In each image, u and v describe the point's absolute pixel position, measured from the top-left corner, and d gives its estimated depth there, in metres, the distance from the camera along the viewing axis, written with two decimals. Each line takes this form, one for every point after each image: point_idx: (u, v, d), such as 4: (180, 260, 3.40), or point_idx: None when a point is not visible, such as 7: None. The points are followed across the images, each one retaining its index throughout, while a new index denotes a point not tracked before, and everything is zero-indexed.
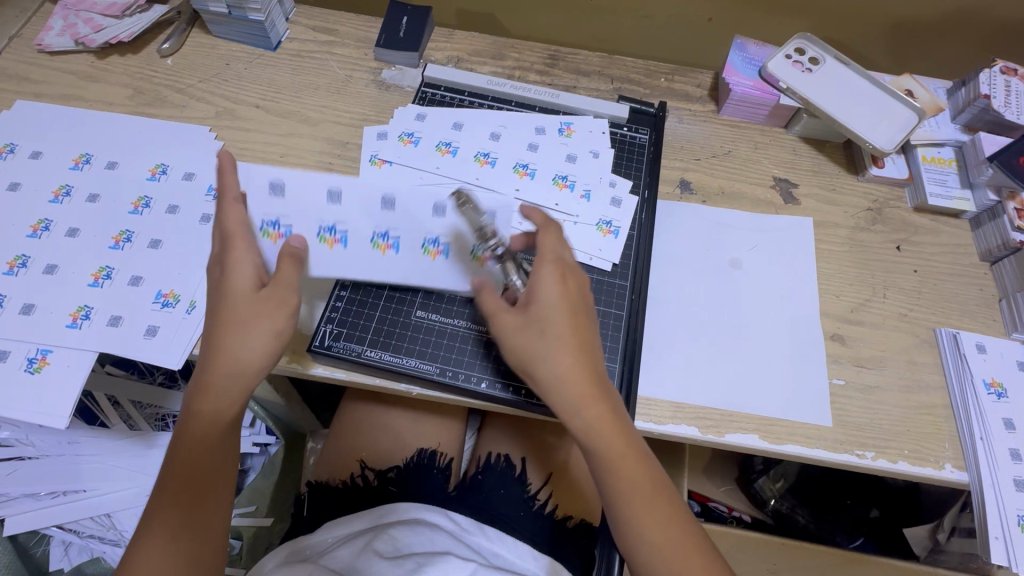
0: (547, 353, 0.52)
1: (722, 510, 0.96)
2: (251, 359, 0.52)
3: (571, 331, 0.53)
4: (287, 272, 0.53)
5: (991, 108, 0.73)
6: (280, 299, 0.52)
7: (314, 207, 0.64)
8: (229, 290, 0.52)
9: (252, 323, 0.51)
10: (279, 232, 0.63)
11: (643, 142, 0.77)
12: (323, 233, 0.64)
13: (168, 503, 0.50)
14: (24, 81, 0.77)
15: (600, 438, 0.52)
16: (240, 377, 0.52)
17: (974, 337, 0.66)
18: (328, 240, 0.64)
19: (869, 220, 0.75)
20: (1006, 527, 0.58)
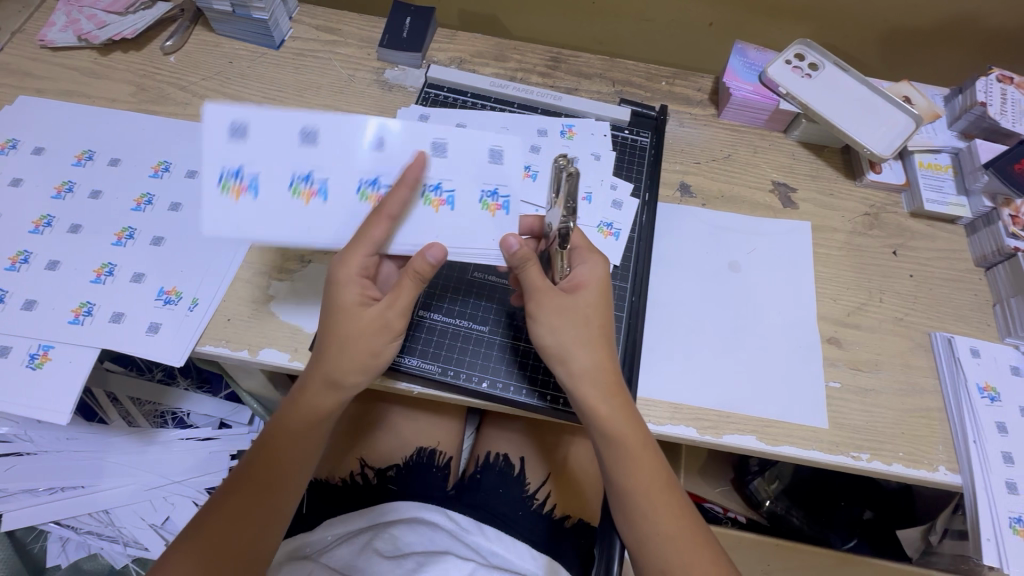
0: (574, 346, 0.54)
1: (716, 510, 0.97)
2: (347, 376, 0.54)
3: (594, 326, 0.55)
4: (402, 302, 0.53)
5: (987, 115, 0.74)
6: (388, 324, 0.54)
7: (284, 146, 0.53)
8: (342, 301, 0.53)
9: (352, 340, 0.53)
10: (242, 185, 0.52)
11: (645, 145, 0.78)
12: (296, 183, 0.53)
13: (239, 489, 0.54)
14: (26, 76, 0.77)
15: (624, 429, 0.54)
16: (333, 392, 0.55)
17: (968, 342, 0.67)
18: (303, 193, 0.53)
19: (866, 225, 0.76)
20: (998, 530, 0.59)
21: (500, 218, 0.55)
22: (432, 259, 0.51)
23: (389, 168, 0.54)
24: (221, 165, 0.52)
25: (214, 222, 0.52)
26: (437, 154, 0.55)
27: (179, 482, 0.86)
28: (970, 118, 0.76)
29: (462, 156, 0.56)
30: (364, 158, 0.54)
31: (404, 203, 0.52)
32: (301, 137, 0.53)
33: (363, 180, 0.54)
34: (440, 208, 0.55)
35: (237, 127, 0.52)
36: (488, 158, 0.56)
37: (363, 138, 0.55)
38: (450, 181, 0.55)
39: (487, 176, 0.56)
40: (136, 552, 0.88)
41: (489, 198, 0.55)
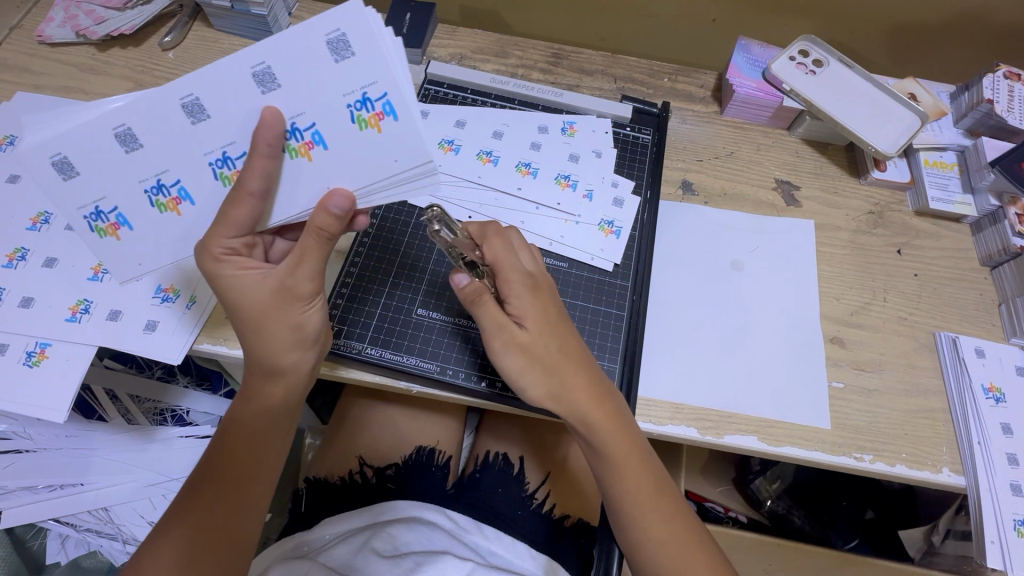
0: (543, 374, 0.53)
1: (718, 510, 0.95)
2: (280, 355, 0.54)
3: (561, 347, 0.54)
4: (305, 267, 0.51)
5: (993, 112, 0.73)
6: (296, 290, 0.51)
7: (118, 165, 0.50)
8: (231, 282, 0.51)
9: (271, 320, 0.52)
10: (113, 223, 0.53)
11: (646, 142, 0.77)
12: (156, 197, 0.52)
13: (213, 485, 0.54)
14: (24, 72, 0.76)
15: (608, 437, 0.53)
16: (278, 378, 0.55)
17: (973, 342, 0.66)
18: (169, 203, 0.53)
19: (871, 224, 0.75)
20: (1003, 532, 0.59)
21: (387, 126, 0.49)
22: (336, 211, 0.48)
23: (232, 134, 0.50)
24: (141, 185, 0.51)
25: (123, 264, 0.56)
26: (269, 88, 0.48)
27: (179, 479, 0.86)
28: (977, 115, 0.75)
29: (296, 79, 0.47)
30: (198, 134, 0.50)
31: (265, 174, 0.48)
32: (120, 145, 0.50)
33: (213, 163, 0.51)
34: (314, 151, 0.50)
35: (121, 134, 0.49)
36: (329, 55, 0.47)
37: (179, 110, 0.48)
38: (304, 114, 0.48)
39: (342, 84, 0.48)
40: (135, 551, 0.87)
41: (362, 111, 0.49)
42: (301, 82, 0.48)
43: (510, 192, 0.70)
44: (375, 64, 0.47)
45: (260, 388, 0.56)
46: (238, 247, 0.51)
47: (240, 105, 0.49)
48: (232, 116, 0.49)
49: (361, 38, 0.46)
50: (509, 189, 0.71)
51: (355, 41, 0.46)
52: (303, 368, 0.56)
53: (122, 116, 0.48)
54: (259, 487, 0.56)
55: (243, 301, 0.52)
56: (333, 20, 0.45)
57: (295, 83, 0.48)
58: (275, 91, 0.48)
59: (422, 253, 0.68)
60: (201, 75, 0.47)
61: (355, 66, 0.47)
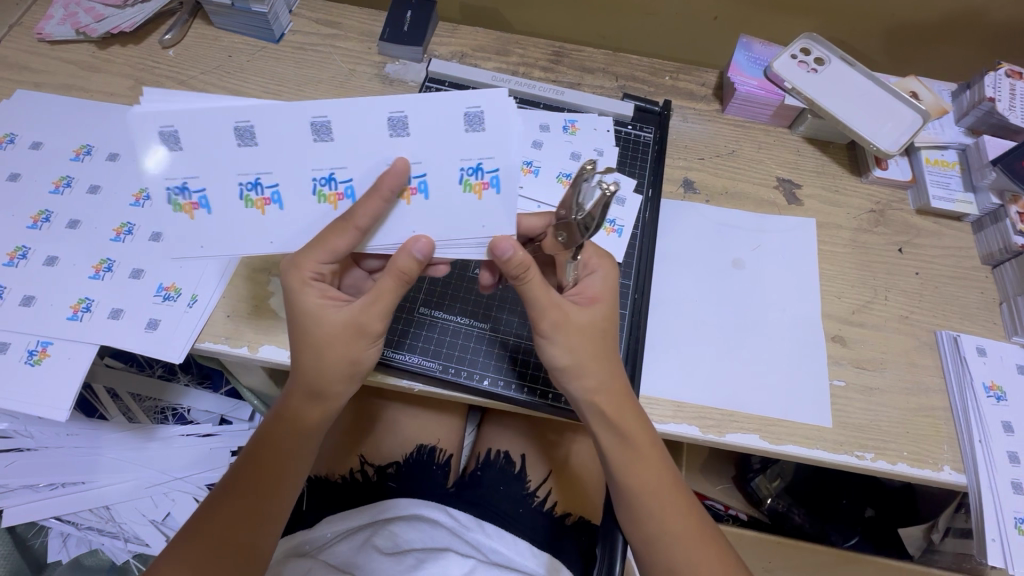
0: (590, 362, 0.52)
1: (718, 508, 0.97)
2: (323, 380, 0.52)
3: (606, 339, 0.54)
4: (380, 307, 0.51)
5: (995, 111, 0.74)
6: (366, 326, 0.51)
7: (218, 149, 0.47)
8: (312, 307, 0.51)
9: (328, 348, 0.51)
10: (193, 203, 0.49)
11: (648, 140, 0.77)
12: (246, 193, 0.49)
13: (237, 492, 0.53)
14: (24, 70, 0.76)
15: (633, 438, 0.54)
16: (319, 403, 0.54)
17: (974, 341, 0.66)
18: (256, 202, 0.49)
19: (872, 222, 0.75)
20: (1003, 531, 0.59)
21: (491, 198, 0.48)
22: (419, 256, 0.50)
23: (345, 161, 0.48)
24: (237, 179, 0.48)
25: (180, 242, 0.50)
26: (396, 134, 0.47)
27: (183, 478, 0.87)
28: (978, 114, 0.75)
29: (429, 133, 0.46)
30: (312, 153, 0.48)
31: (376, 216, 0.47)
32: (234, 136, 0.47)
33: (245, 183, 0.48)
34: (413, 198, 0.49)
35: (240, 127, 0.46)
36: (463, 123, 0.46)
37: (306, 126, 0.47)
38: (420, 164, 0.48)
39: (464, 150, 0.47)
40: (137, 548, 0.89)
41: (472, 177, 0.48)
42: (428, 138, 0.47)
43: None
44: (505, 144, 0.47)
45: (300, 409, 0.54)
46: (326, 273, 0.52)
47: (361, 140, 0.47)
48: (352, 150, 0.47)
49: (504, 122, 0.46)
50: None
51: (494, 121, 0.46)
52: (344, 397, 0.55)
53: (249, 111, 0.46)
54: (283, 504, 0.55)
55: (305, 323, 0.52)
56: (486, 95, 0.45)
57: (423, 136, 0.47)
58: (399, 139, 0.47)
59: None
60: (346, 102, 0.46)
61: (483, 140, 0.47)
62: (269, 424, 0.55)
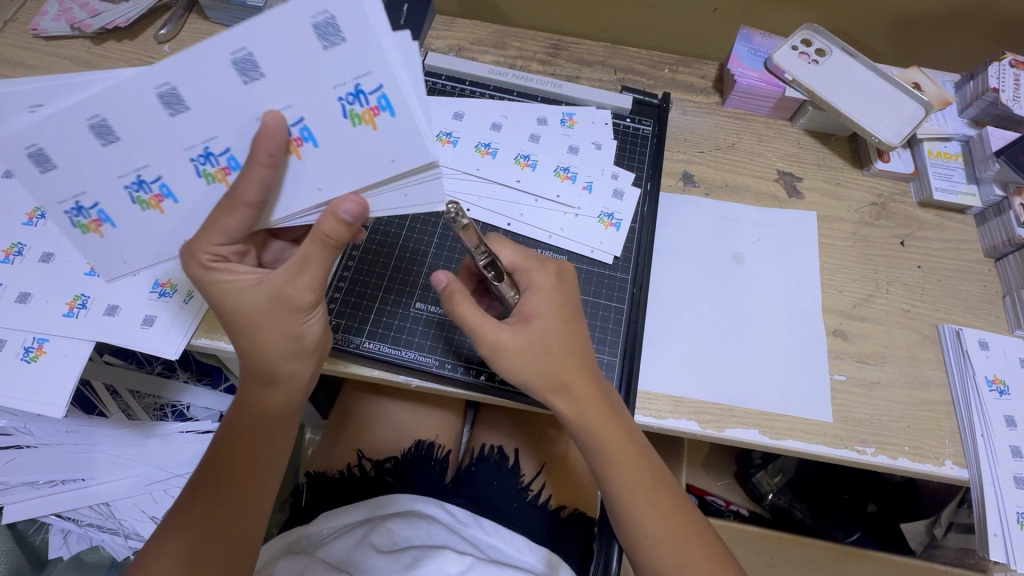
0: (545, 373, 0.52)
1: (718, 505, 0.98)
2: (277, 364, 0.52)
3: (558, 348, 0.53)
4: (305, 276, 0.48)
5: (999, 102, 0.72)
6: (293, 299, 0.49)
7: (91, 158, 0.44)
8: (224, 289, 0.49)
9: (265, 335, 0.50)
10: (95, 220, 0.47)
11: (647, 133, 0.77)
12: (136, 193, 0.46)
13: (208, 488, 0.53)
14: (19, 66, 0.76)
15: (604, 438, 0.53)
16: (278, 387, 0.54)
17: (977, 334, 0.66)
18: (150, 201, 0.47)
19: (874, 215, 0.74)
20: (1005, 525, 0.59)
21: (384, 124, 0.44)
22: (346, 217, 0.46)
23: (212, 126, 0.44)
24: (121, 181, 0.45)
25: (105, 261, 0.50)
26: (251, 78, 0.42)
27: (181, 475, 0.86)
28: (982, 105, 0.74)
29: (286, 68, 0.42)
30: (177, 128, 0.43)
31: (264, 185, 0.44)
32: (94, 136, 0.43)
33: (129, 185, 0.46)
34: (302, 148, 0.45)
35: (95, 125, 0.43)
36: (317, 41, 0.41)
37: (155, 101, 0.42)
38: (292, 108, 0.43)
39: (331, 75, 0.42)
40: (137, 545, 0.89)
41: (355, 105, 0.43)
42: (290, 74, 0.42)
43: (508, 185, 0.70)
44: (369, 51, 0.42)
45: (259, 400, 0.54)
46: (226, 254, 0.49)
47: (219, 94, 0.42)
48: (213, 108, 0.43)
49: (354, 23, 0.41)
50: (508, 181, 0.70)
51: (345, 24, 0.41)
52: (302, 375, 0.54)
53: (96, 105, 0.42)
54: (260, 493, 0.55)
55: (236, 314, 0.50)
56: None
57: (279, 70, 0.42)
58: (257, 82, 0.42)
59: (414, 253, 0.67)
60: (177, 59, 0.41)
61: (345, 54, 0.42)
62: (235, 416, 0.55)
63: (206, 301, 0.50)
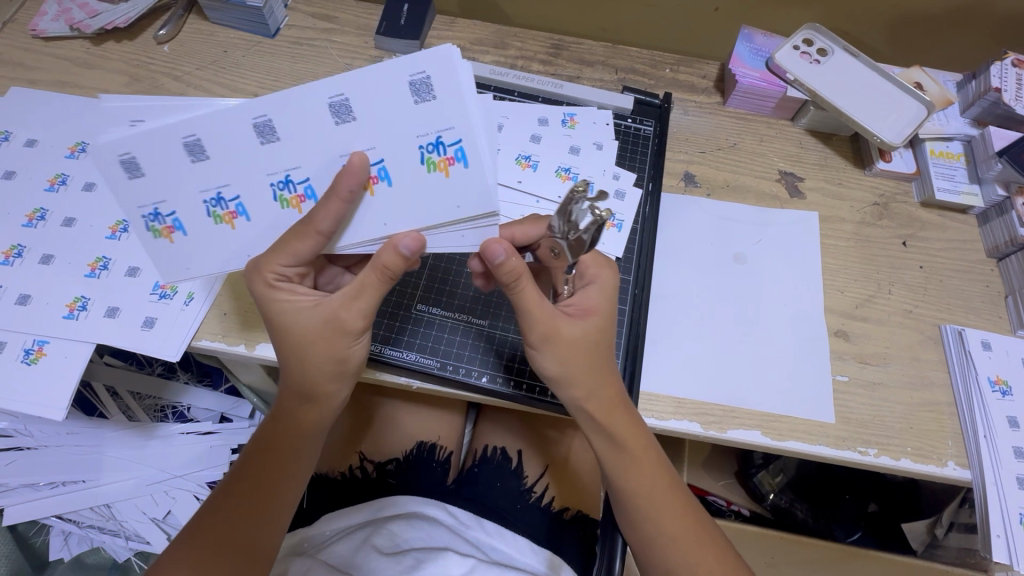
0: (574, 378, 0.52)
1: (720, 505, 0.96)
2: (316, 378, 0.51)
3: (601, 351, 0.53)
4: (362, 302, 0.49)
5: (1001, 101, 0.72)
6: (346, 322, 0.49)
7: (176, 170, 0.46)
8: (283, 307, 0.50)
9: (311, 350, 0.50)
10: (169, 226, 0.49)
11: (648, 133, 0.76)
12: (213, 208, 0.48)
13: (234, 494, 0.53)
14: (17, 67, 0.76)
15: (623, 442, 0.53)
16: (313, 403, 0.53)
17: (979, 335, 0.66)
18: (225, 216, 0.48)
19: (876, 215, 0.74)
20: (1008, 526, 0.58)
21: (456, 174, 0.46)
22: (406, 251, 0.46)
23: (299, 158, 0.46)
24: (201, 195, 0.47)
25: (167, 266, 0.51)
26: (343, 120, 0.45)
27: (182, 476, 0.86)
28: (984, 104, 0.74)
29: (376, 114, 0.45)
30: (267, 156, 0.46)
31: (338, 218, 0.45)
32: (185, 153, 0.45)
33: (209, 199, 0.47)
34: (376, 186, 0.46)
35: (190, 143, 0.45)
36: (409, 95, 0.44)
37: (251, 130, 0.45)
38: (375, 149, 0.45)
39: (418, 125, 0.45)
40: (138, 546, 0.89)
41: (433, 154, 0.46)
42: (379, 121, 0.45)
43: (510, 185, 0.70)
44: (454, 107, 0.44)
45: (296, 412, 0.54)
46: (290, 274, 0.50)
47: (310, 135, 0.45)
48: (300, 146, 0.46)
49: (446, 82, 0.44)
50: (510, 182, 0.70)
51: (438, 83, 0.44)
52: (339, 396, 0.54)
53: (196, 126, 0.44)
54: (283, 501, 0.54)
55: (287, 329, 0.50)
56: (421, 60, 0.43)
57: (371, 118, 0.45)
58: (348, 125, 0.45)
59: None
60: (280, 95, 0.44)
61: (434, 110, 0.45)
62: (269, 425, 0.55)
63: (261, 310, 0.50)
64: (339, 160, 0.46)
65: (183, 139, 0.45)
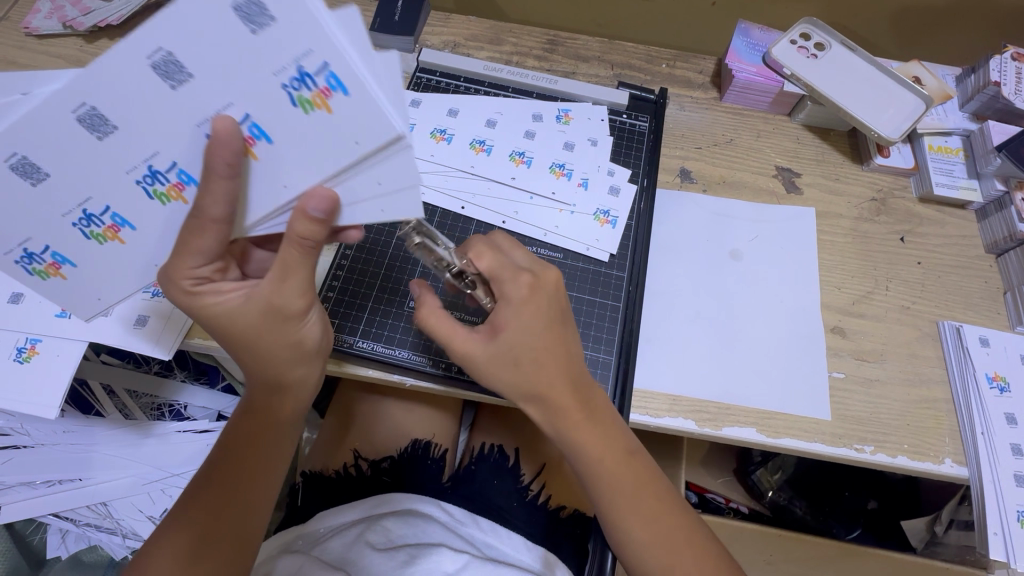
0: (529, 374, 0.51)
1: (719, 501, 0.95)
2: (271, 365, 0.51)
3: (542, 353, 0.51)
4: (294, 282, 0.46)
5: (1001, 95, 0.71)
6: (285, 307, 0.47)
7: (27, 201, 0.41)
8: (217, 308, 0.47)
9: (261, 341, 0.49)
10: (52, 262, 0.46)
11: (643, 129, 0.76)
12: (88, 228, 0.44)
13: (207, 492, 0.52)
14: (10, 64, 0.75)
15: (590, 440, 0.52)
16: (283, 391, 0.54)
17: (977, 331, 0.65)
18: (105, 232, 0.45)
19: (873, 211, 0.73)
20: (1005, 523, 0.58)
21: (339, 106, 0.39)
22: (317, 214, 0.42)
23: (149, 144, 0.40)
24: (67, 219, 0.43)
25: (80, 300, 0.50)
26: (179, 80, 0.37)
27: (180, 474, 0.86)
28: (983, 98, 0.73)
29: (205, 53, 0.36)
30: (111, 152, 0.40)
31: (227, 197, 0.40)
32: (20, 177, 0.40)
33: (78, 221, 0.43)
34: (256, 148, 0.41)
35: (17, 164, 0.39)
36: (242, 26, 0.36)
37: (77, 126, 0.38)
38: (235, 105, 0.39)
39: (267, 63, 0.37)
40: (134, 544, 0.89)
41: (302, 90, 0.38)
42: (216, 60, 0.37)
43: (504, 183, 0.69)
44: (305, 23, 0.36)
45: (267, 401, 0.54)
46: (207, 274, 0.46)
47: (143, 105, 0.38)
48: (149, 124, 0.39)
49: None
50: (504, 179, 0.69)
51: (271, 1, 0.35)
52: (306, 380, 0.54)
53: (10, 144, 0.38)
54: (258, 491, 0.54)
55: (226, 326, 0.48)
56: None
57: (209, 69, 0.37)
58: (188, 82, 0.37)
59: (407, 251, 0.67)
60: (87, 75, 0.36)
61: (279, 35, 0.36)
62: (240, 417, 0.55)
63: (200, 319, 0.48)
64: (202, 132, 0.40)
65: (7, 162, 0.39)
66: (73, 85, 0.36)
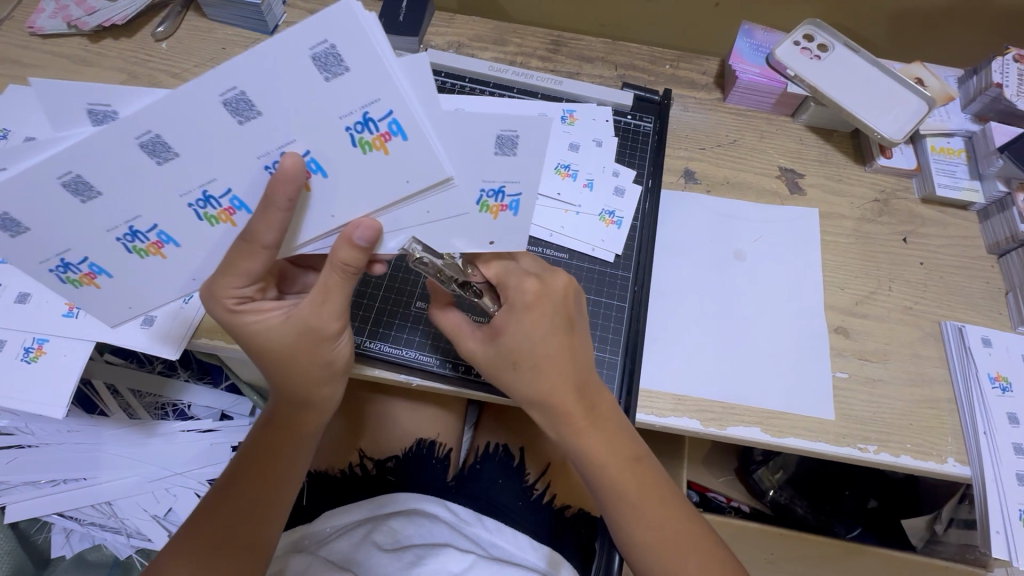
0: (535, 377, 0.52)
1: (720, 501, 0.97)
2: (296, 380, 0.51)
3: (547, 357, 0.52)
4: (332, 304, 0.47)
5: (1003, 97, 0.72)
6: (321, 329, 0.48)
7: (73, 214, 0.41)
8: (254, 326, 0.48)
9: (290, 359, 0.50)
10: (88, 272, 0.46)
11: (648, 130, 0.76)
12: (132, 244, 0.44)
13: (229, 499, 0.53)
14: (15, 64, 0.75)
15: (595, 448, 0.53)
16: (308, 408, 0.54)
17: (979, 331, 0.66)
18: (148, 248, 0.45)
19: (876, 211, 0.74)
20: (1008, 522, 0.58)
21: (396, 149, 0.42)
22: (361, 242, 0.44)
23: (210, 171, 0.41)
24: (111, 234, 0.43)
25: (113, 309, 0.50)
26: (246, 116, 0.39)
27: (182, 473, 0.86)
28: (985, 99, 0.74)
29: (281, 101, 0.38)
30: (170, 175, 0.40)
31: (281, 227, 0.42)
32: (71, 194, 0.40)
33: (121, 237, 0.43)
34: (312, 181, 0.43)
35: (69, 182, 0.39)
36: (317, 72, 0.38)
37: (137, 149, 0.39)
38: (298, 142, 0.41)
39: (336, 107, 0.39)
40: (139, 543, 0.89)
41: (364, 133, 0.41)
42: (283, 107, 0.39)
43: None
44: (376, 79, 0.39)
45: (293, 417, 0.55)
46: (250, 293, 0.48)
47: (130, 179, 0.40)
48: (196, 158, 0.40)
49: (358, 49, 0.37)
50: None
51: (346, 52, 0.37)
52: (331, 394, 0.54)
53: (68, 163, 0.38)
54: (278, 504, 0.55)
55: (256, 342, 0.49)
56: (320, 27, 0.36)
57: (278, 110, 0.39)
58: (255, 120, 0.39)
59: None
60: (155, 107, 0.37)
61: (351, 83, 0.39)
62: (263, 431, 0.55)
63: (236, 337, 0.50)
64: (263, 163, 0.41)
65: (58, 179, 0.39)
66: (143, 112, 0.37)
